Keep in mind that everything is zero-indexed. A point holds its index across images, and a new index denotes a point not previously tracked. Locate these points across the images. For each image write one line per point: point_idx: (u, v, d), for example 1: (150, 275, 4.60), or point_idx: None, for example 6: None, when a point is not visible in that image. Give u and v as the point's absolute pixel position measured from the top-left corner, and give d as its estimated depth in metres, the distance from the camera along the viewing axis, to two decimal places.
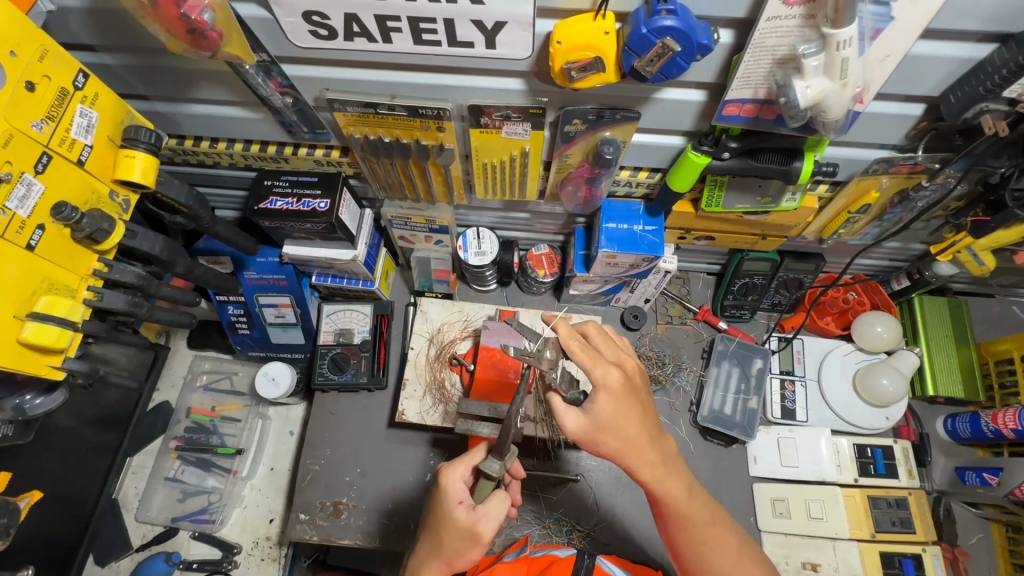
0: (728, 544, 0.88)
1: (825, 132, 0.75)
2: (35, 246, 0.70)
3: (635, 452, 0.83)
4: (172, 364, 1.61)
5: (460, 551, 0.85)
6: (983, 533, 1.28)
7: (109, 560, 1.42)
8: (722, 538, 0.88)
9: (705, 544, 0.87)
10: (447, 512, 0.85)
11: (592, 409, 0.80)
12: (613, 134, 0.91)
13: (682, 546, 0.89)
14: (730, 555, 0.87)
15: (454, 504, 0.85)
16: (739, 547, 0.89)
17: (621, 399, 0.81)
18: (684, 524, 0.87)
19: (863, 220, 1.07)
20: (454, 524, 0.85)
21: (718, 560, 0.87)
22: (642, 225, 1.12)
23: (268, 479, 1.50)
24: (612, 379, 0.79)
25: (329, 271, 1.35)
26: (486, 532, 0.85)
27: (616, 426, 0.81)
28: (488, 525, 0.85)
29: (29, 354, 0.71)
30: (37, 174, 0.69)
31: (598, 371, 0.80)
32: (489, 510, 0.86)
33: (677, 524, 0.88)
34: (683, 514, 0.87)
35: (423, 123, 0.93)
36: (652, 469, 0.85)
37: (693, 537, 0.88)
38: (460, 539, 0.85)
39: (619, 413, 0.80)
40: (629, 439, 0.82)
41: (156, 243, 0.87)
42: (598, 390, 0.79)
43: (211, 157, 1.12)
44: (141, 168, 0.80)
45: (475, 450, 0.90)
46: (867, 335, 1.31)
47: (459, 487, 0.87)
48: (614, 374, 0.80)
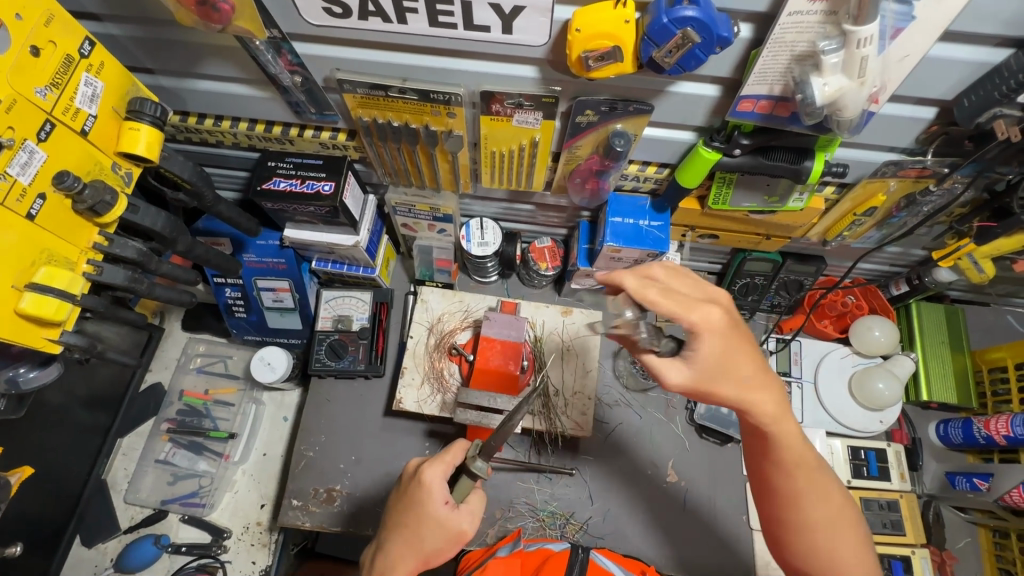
0: (834, 503, 0.80)
1: (839, 131, 0.75)
2: (35, 216, 0.68)
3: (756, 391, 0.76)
4: (166, 346, 1.59)
5: (440, 549, 0.89)
6: (970, 538, 1.30)
7: (95, 542, 1.40)
8: (829, 492, 0.80)
9: (816, 498, 0.80)
10: (430, 512, 0.87)
11: (695, 356, 0.75)
12: (625, 126, 0.90)
13: (787, 511, 0.81)
14: (831, 517, 0.80)
15: (439, 504, 0.88)
16: (841, 514, 0.81)
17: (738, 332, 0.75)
18: (792, 468, 0.79)
19: (867, 224, 1.07)
20: (435, 521, 0.87)
21: (824, 536, 0.80)
22: (648, 221, 1.12)
23: (260, 464, 1.49)
24: (713, 321, 0.73)
25: (330, 256, 1.33)
26: (468, 530, 0.90)
27: (730, 365, 0.75)
28: (470, 523, 0.90)
29: (25, 326, 0.69)
30: (40, 142, 0.68)
31: (694, 315, 0.73)
32: (471, 508, 0.91)
33: (791, 491, 0.80)
34: (801, 470, 0.79)
35: (433, 108, 0.92)
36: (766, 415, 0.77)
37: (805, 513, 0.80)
38: (443, 538, 0.88)
39: (729, 353, 0.74)
40: (744, 387, 0.75)
41: (158, 219, 0.85)
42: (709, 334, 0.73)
43: (214, 135, 1.11)
44: (145, 141, 0.79)
45: (456, 446, 0.92)
46: (866, 339, 1.32)
47: (442, 488, 0.89)
48: (715, 313, 0.73)
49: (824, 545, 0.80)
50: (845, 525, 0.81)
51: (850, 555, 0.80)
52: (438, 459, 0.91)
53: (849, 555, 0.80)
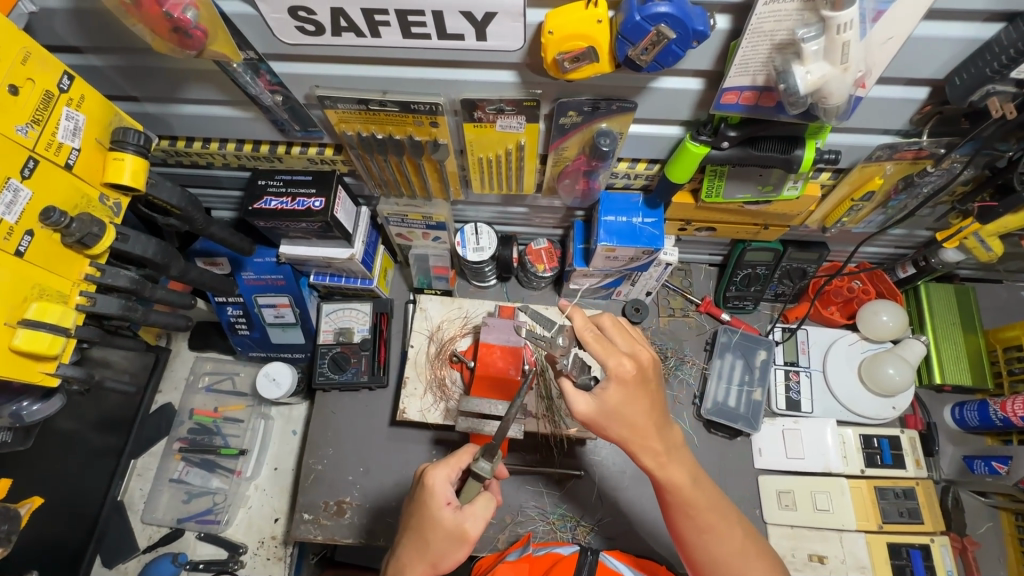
0: (733, 540, 0.87)
1: (826, 119, 0.73)
2: (24, 253, 0.70)
3: (642, 438, 0.83)
4: (174, 366, 1.61)
5: (446, 552, 0.86)
6: (992, 522, 1.27)
7: (116, 562, 1.42)
8: (727, 528, 0.87)
9: (715, 537, 0.87)
10: (434, 513, 0.86)
11: (602, 396, 0.80)
12: (610, 125, 0.89)
13: (692, 549, 0.88)
14: (734, 551, 0.86)
15: (441, 505, 0.86)
16: (743, 543, 0.87)
17: (634, 392, 0.81)
18: (688, 510, 0.86)
19: (867, 208, 1.04)
20: (436, 521, 0.86)
21: (718, 549, 0.87)
22: (642, 217, 1.10)
23: (271, 478, 1.50)
24: (625, 370, 0.79)
25: (327, 270, 1.33)
26: (472, 531, 0.86)
27: (622, 415, 0.82)
28: (474, 524, 0.87)
29: (21, 361, 0.71)
30: (23, 180, 0.68)
31: (610, 360, 0.79)
32: (476, 509, 0.87)
33: (694, 532, 0.87)
34: (686, 503, 0.86)
35: (416, 118, 0.91)
36: (654, 456, 0.85)
37: (698, 526, 0.87)
38: (447, 540, 0.85)
39: (626, 403, 0.81)
40: (635, 427, 0.82)
41: (148, 246, 0.86)
42: (610, 380, 0.79)
43: (204, 157, 1.11)
44: (130, 171, 0.79)
45: (461, 450, 0.92)
46: (873, 325, 1.29)
47: (445, 488, 0.87)
48: (626, 363, 0.79)
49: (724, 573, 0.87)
50: (749, 558, 0.87)
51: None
52: (443, 461, 0.91)
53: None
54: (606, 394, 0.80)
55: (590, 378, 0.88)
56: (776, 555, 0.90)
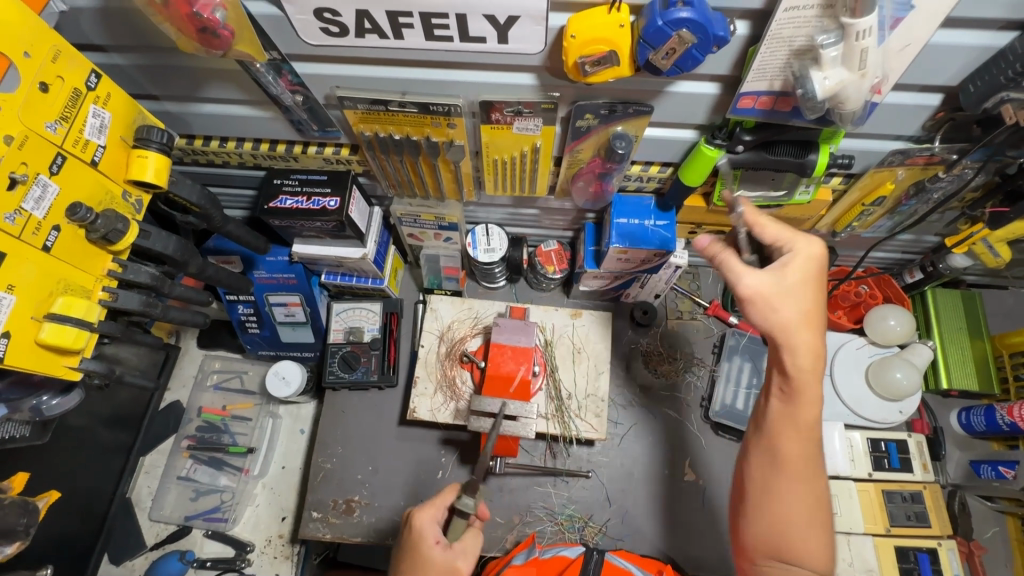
0: (812, 495, 0.83)
1: (842, 123, 0.74)
2: (51, 248, 0.70)
3: (806, 333, 0.79)
4: (183, 364, 1.61)
5: None
6: (998, 527, 1.28)
7: (123, 559, 1.42)
8: (812, 470, 0.83)
9: (794, 474, 0.82)
10: (424, 553, 0.87)
11: (783, 273, 0.79)
12: (625, 128, 0.90)
13: (769, 482, 0.84)
14: (805, 492, 0.82)
15: (431, 544, 0.88)
16: (814, 511, 0.82)
17: (811, 279, 0.80)
18: (795, 429, 0.82)
19: (877, 213, 1.05)
20: (430, 562, 0.86)
21: (794, 487, 0.82)
22: (654, 220, 1.11)
23: (279, 477, 1.50)
24: (814, 249, 0.80)
25: (339, 269, 1.34)
26: (465, 567, 0.88)
27: (797, 298, 0.79)
28: (465, 561, 0.89)
29: (45, 355, 0.71)
30: (52, 175, 0.69)
31: (797, 241, 0.81)
32: (466, 546, 0.90)
33: (777, 455, 0.83)
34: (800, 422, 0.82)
35: (433, 119, 0.92)
36: (808, 363, 0.80)
37: (789, 451, 0.83)
38: None
39: (802, 284, 0.79)
40: (796, 318, 0.79)
41: (169, 243, 0.87)
42: (796, 254, 0.80)
43: (221, 156, 1.12)
44: (153, 168, 0.80)
45: (443, 492, 0.95)
46: (880, 329, 1.30)
47: (432, 528, 0.90)
48: (815, 247, 0.80)
49: (783, 513, 0.82)
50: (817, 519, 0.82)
51: (812, 536, 0.81)
52: (427, 505, 0.93)
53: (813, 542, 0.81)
54: (784, 272, 0.79)
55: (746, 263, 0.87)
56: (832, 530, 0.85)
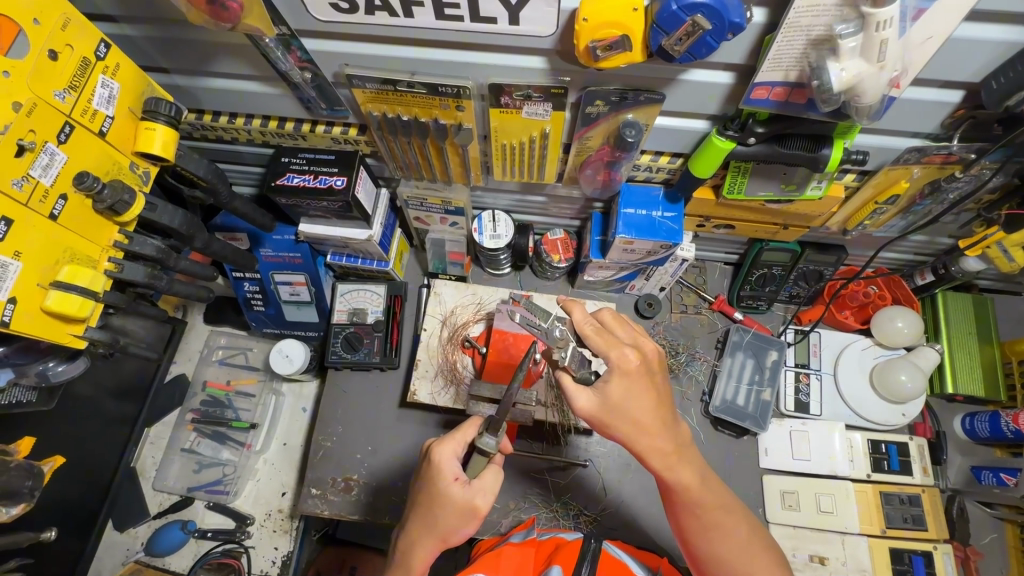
0: (736, 537, 0.87)
1: (858, 117, 0.73)
2: (58, 216, 0.71)
3: (646, 438, 0.83)
4: (189, 339, 1.63)
5: (456, 527, 0.88)
6: (996, 534, 1.27)
7: (127, 526, 1.46)
8: (732, 525, 0.87)
9: (719, 535, 0.87)
10: (442, 489, 0.87)
11: (604, 390, 0.82)
12: (636, 116, 0.89)
13: (696, 546, 0.89)
14: (734, 548, 0.87)
15: (450, 480, 0.88)
16: (747, 545, 0.87)
17: (632, 388, 0.82)
18: (695, 510, 0.87)
19: (890, 212, 1.03)
20: (447, 496, 0.87)
21: (724, 549, 0.87)
22: (661, 211, 1.10)
23: (281, 453, 1.52)
24: (628, 362, 0.81)
25: (345, 250, 1.35)
26: (482, 506, 0.88)
27: (624, 408, 0.82)
28: (484, 499, 0.88)
29: (51, 322, 0.72)
30: (60, 144, 0.70)
31: (613, 353, 0.82)
32: (484, 485, 0.89)
33: (699, 528, 0.88)
34: (690, 500, 0.87)
35: (442, 101, 0.91)
36: (664, 457, 0.85)
37: (703, 525, 0.88)
38: (456, 515, 0.87)
39: (628, 396, 0.82)
40: (639, 424, 0.83)
41: (175, 217, 0.87)
42: (612, 371, 0.81)
43: (229, 132, 1.13)
44: (161, 141, 0.81)
45: (467, 425, 0.93)
46: (887, 330, 1.28)
47: (452, 464, 0.89)
48: (629, 353, 0.81)
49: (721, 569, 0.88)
50: (753, 553, 0.87)
51: None
52: (450, 437, 0.91)
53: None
54: (605, 395, 0.82)
55: (591, 373, 0.87)
56: (780, 552, 0.89)
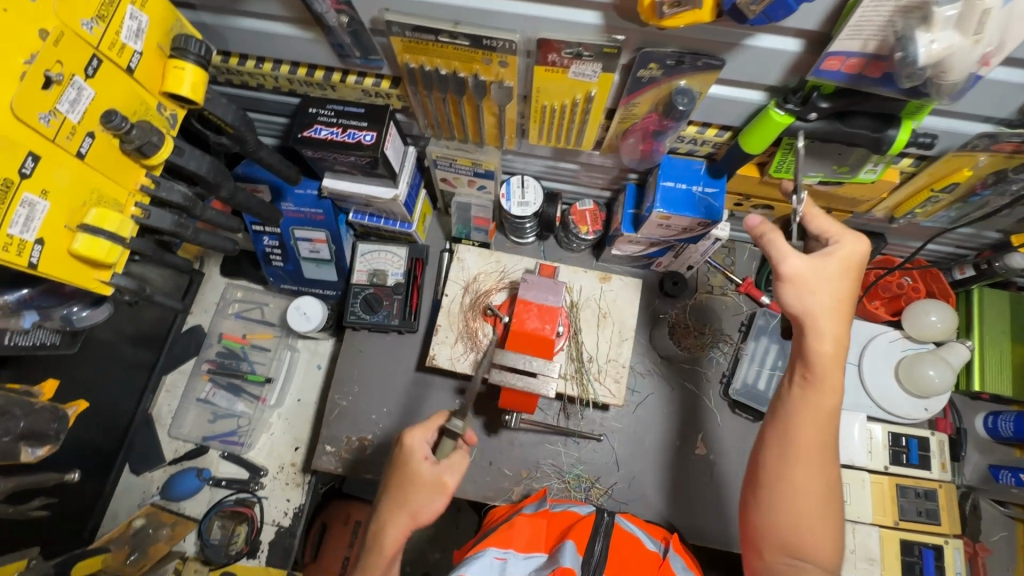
0: (828, 483, 0.80)
1: (937, 96, 0.68)
2: (85, 155, 0.68)
3: (831, 323, 0.79)
4: (206, 290, 1.62)
5: (426, 503, 0.87)
6: (1006, 532, 1.27)
7: (144, 470, 1.48)
8: (829, 470, 0.80)
9: (818, 467, 0.80)
10: (413, 469, 0.88)
11: (820, 261, 0.80)
12: (690, 83, 0.84)
13: (790, 462, 0.80)
14: (822, 491, 0.79)
15: (421, 459, 0.89)
16: (825, 503, 0.79)
17: (853, 269, 0.80)
18: (817, 425, 0.80)
19: (943, 201, 0.98)
20: (418, 476, 0.88)
21: (811, 484, 0.79)
22: (701, 186, 1.05)
23: (295, 409, 1.53)
24: (856, 251, 0.80)
25: (367, 209, 1.31)
26: (451, 481, 0.89)
27: (822, 283, 0.79)
28: (452, 475, 0.89)
29: (78, 266, 0.70)
30: (87, 78, 0.66)
31: (845, 237, 0.81)
32: (454, 463, 0.90)
33: (810, 447, 0.80)
34: (825, 412, 0.80)
35: (484, 56, 0.86)
36: (830, 355, 0.80)
37: (814, 445, 0.80)
38: (426, 491, 0.87)
39: (839, 277, 0.80)
40: (833, 310, 0.79)
41: (202, 164, 0.84)
42: (841, 247, 0.81)
43: (256, 78, 1.08)
44: (190, 81, 0.76)
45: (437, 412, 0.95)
46: (919, 325, 1.26)
47: (422, 445, 0.90)
48: (861, 247, 0.80)
49: (795, 498, 0.79)
50: (825, 509, 0.79)
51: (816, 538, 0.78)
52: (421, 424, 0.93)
53: (810, 525, 0.78)
54: (826, 261, 0.80)
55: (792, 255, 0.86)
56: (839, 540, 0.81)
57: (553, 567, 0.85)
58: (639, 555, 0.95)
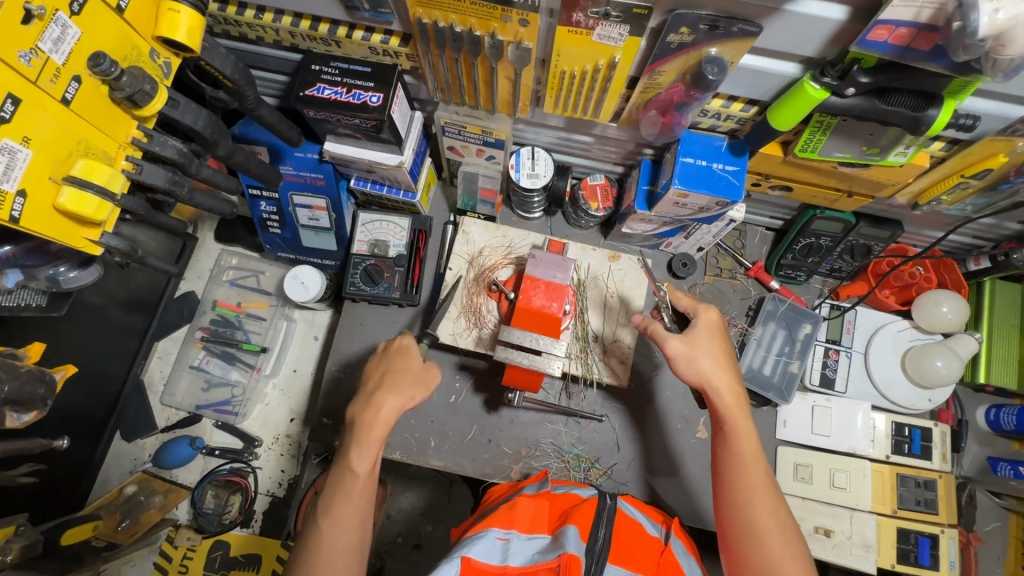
0: (776, 511, 0.86)
1: (990, 73, 0.63)
2: (71, 101, 0.63)
3: (721, 377, 0.93)
4: (199, 256, 1.57)
5: (416, 387, 0.96)
6: (999, 522, 1.29)
7: (135, 437, 1.45)
8: (772, 499, 0.87)
9: (762, 501, 0.86)
10: (404, 360, 0.99)
11: (691, 333, 0.96)
12: (721, 51, 0.79)
13: (736, 506, 0.87)
14: (776, 521, 0.85)
15: (412, 351, 1.02)
16: (785, 532, 0.84)
17: (718, 334, 0.97)
18: (742, 468, 0.89)
19: (971, 188, 0.96)
20: (412, 368, 0.98)
21: (762, 516, 0.85)
22: (722, 164, 1.01)
23: (290, 379, 1.51)
24: (712, 319, 0.97)
25: (369, 176, 1.25)
26: (434, 375, 0.99)
27: (702, 350, 0.94)
28: (435, 371, 1.00)
29: (64, 223, 0.66)
30: (72, 15, 0.60)
31: (701, 309, 0.99)
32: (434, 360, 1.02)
33: (744, 486, 0.88)
34: (745, 452, 0.90)
35: (504, 12, 0.80)
36: (731, 405, 0.92)
37: (747, 482, 0.88)
38: (416, 375, 0.97)
39: (710, 340, 0.96)
40: (714, 367, 0.94)
41: (198, 118, 0.78)
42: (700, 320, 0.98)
43: (255, 30, 1.01)
44: (186, 26, 0.70)
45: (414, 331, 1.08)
46: (930, 315, 1.24)
47: (409, 343, 1.03)
48: (713, 315, 0.98)
49: (759, 540, 0.84)
50: (790, 541, 0.84)
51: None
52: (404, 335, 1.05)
53: (790, 568, 0.81)
54: (696, 333, 0.96)
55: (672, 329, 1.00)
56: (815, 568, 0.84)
57: (556, 552, 0.83)
58: (641, 540, 0.94)
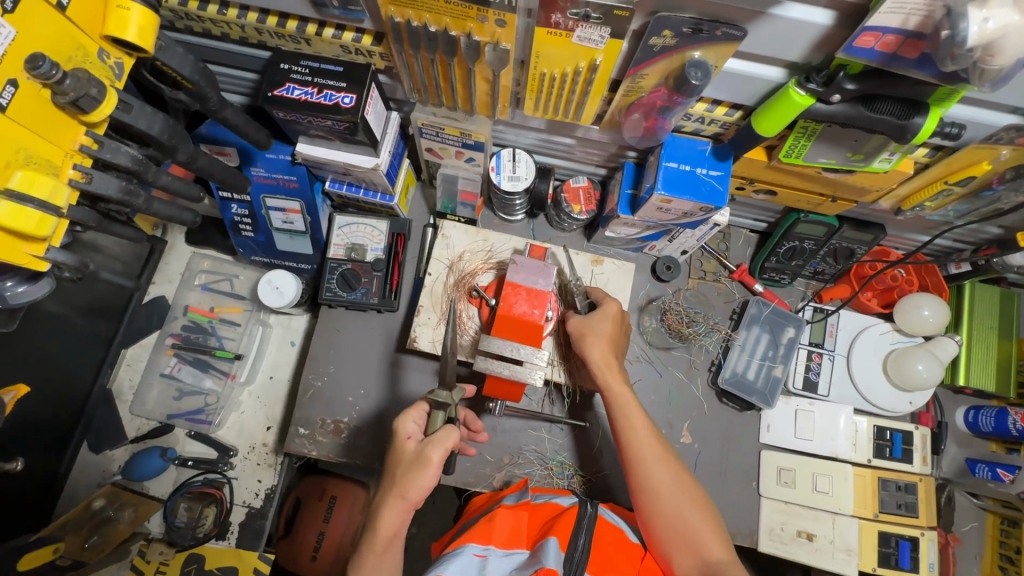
0: (666, 466, 0.94)
1: (977, 83, 0.62)
2: (6, 106, 0.58)
3: (604, 350, 1.02)
4: (169, 259, 1.51)
5: (413, 481, 0.80)
6: (977, 523, 1.30)
7: (103, 448, 1.40)
8: (663, 455, 0.95)
9: (654, 459, 0.94)
10: (399, 450, 0.85)
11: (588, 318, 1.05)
12: (704, 55, 0.76)
13: (634, 468, 0.95)
14: (671, 475, 0.93)
15: (405, 438, 0.85)
16: (684, 487, 0.93)
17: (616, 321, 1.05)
18: (631, 431, 0.97)
19: (954, 195, 0.95)
20: (407, 460, 0.82)
21: (658, 473, 0.93)
22: (706, 168, 0.99)
23: (266, 386, 1.46)
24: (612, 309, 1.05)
25: (345, 178, 1.21)
26: (436, 455, 0.81)
27: (594, 330, 1.03)
28: (437, 450, 0.81)
29: (4, 238, 0.62)
30: (5, 13, 0.56)
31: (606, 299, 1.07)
32: (439, 437, 0.82)
33: (638, 450, 0.95)
34: (627, 415, 0.98)
35: (480, 12, 0.77)
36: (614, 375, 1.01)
37: (642, 445, 0.96)
38: (409, 467, 0.81)
39: (605, 324, 1.04)
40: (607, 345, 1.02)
41: (154, 122, 0.73)
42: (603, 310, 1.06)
43: (219, 26, 0.96)
44: (137, 25, 0.65)
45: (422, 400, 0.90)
46: (912, 319, 1.24)
47: (409, 424, 0.87)
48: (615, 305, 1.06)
49: (660, 494, 0.92)
50: (690, 494, 0.92)
51: (701, 527, 0.89)
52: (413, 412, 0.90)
53: (696, 519, 0.90)
54: (592, 318, 1.05)
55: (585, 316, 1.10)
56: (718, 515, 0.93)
57: (535, 566, 0.82)
58: (623, 548, 0.92)
